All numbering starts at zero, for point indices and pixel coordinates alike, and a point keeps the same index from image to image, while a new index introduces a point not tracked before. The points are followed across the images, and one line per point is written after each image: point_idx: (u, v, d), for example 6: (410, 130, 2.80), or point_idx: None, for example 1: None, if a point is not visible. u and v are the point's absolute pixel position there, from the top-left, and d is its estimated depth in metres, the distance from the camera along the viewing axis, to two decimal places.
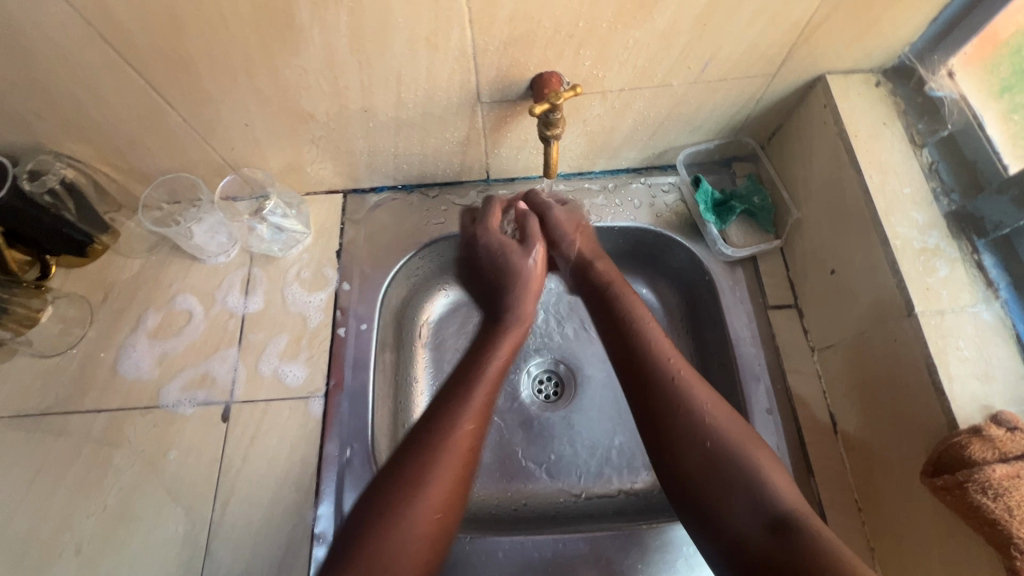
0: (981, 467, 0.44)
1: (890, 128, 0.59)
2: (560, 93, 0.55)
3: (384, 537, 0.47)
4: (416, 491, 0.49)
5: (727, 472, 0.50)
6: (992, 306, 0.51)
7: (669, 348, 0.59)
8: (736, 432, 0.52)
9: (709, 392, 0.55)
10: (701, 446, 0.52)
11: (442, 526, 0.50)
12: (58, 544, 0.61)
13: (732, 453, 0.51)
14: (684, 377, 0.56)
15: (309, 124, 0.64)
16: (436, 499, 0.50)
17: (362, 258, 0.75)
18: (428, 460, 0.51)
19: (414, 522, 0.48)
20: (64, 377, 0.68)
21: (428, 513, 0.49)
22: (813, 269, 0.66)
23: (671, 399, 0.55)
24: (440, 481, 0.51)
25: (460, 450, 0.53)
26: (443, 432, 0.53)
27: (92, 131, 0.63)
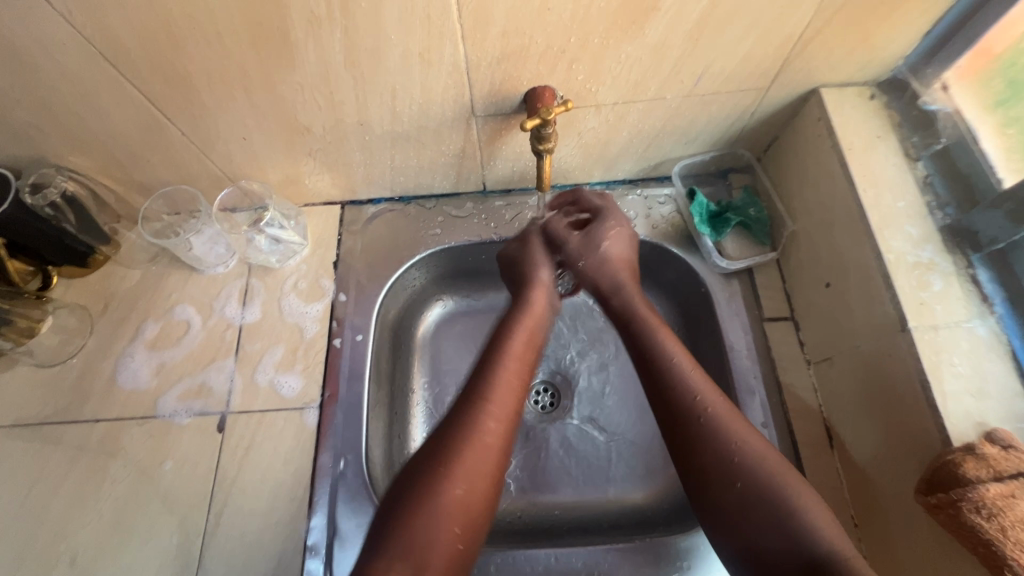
0: (974, 485, 0.43)
1: (884, 141, 0.59)
2: (550, 109, 0.56)
3: (411, 521, 0.46)
4: (441, 473, 0.49)
5: (759, 513, 0.49)
6: (987, 321, 0.50)
7: (697, 376, 0.57)
8: (769, 468, 0.50)
9: (740, 426, 0.53)
10: (734, 487, 0.51)
11: (473, 510, 0.49)
12: (54, 553, 0.61)
13: (764, 493, 0.49)
14: (716, 413, 0.54)
15: (306, 138, 0.65)
16: (461, 481, 0.49)
17: (358, 269, 0.75)
18: (453, 444, 0.51)
19: (442, 505, 0.47)
20: (63, 387, 0.69)
21: (455, 496, 0.48)
22: (809, 281, 0.66)
23: (700, 437, 0.53)
24: (465, 464, 0.50)
25: (485, 432, 0.52)
26: (467, 417, 0.53)
27: (93, 144, 0.63)
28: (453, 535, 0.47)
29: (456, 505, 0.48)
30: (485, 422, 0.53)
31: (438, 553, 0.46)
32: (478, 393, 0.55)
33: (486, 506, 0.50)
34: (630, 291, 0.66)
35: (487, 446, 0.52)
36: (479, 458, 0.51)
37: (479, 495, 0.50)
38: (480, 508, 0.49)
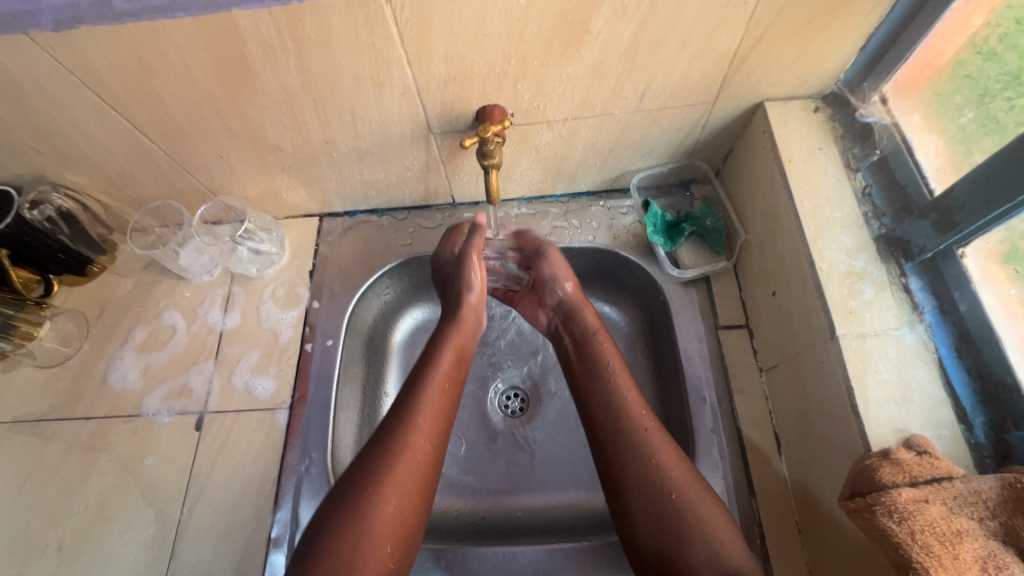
0: (888, 490, 0.44)
1: (825, 153, 0.60)
2: (487, 128, 0.59)
3: (341, 545, 0.49)
4: (370, 494, 0.51)
5: (684, 525, 0.51)
6: (915, 329, 0.51)
7: (639, 398, 0.60)
8: (696, 486, 0.54)
9: (672, 447, 0.56)
10: (668, 498, 0.53)
11: (403, 528, 0.52)
12: (43, 540, 0.66)
13: (694, 506, 0.52)
14: (655, 430, 0.57)
15: (278, 155, 0.70)
16: (391, 501, 0.52)
17: (332, 278, 0.79)
18: (384, 465, 0.53)
19: (370, 526, 0.50)
20: (59, 386, 0.75)
21: (384, 517, 0.51)
22: (759, 290, 0.67)
23: (638, 451, 0.56)
24: (394, 485, 0.53)
25: (412, 449, 0.55)
26: (396, 433, 0.56)
27: (85, 164, 0.69)
28: (383, 552, 0.50)
29: (385, 524, 0.51)
30: (411, 437, 0.56)
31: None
32: (406, 410, 0.58)
33: (413, 520, 0.53)
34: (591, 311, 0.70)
35: (415, 462, 0.55)
36: (407, 477, 0.54)
37: (408, 511, 0.53)
38: (408, 525, 0.52)
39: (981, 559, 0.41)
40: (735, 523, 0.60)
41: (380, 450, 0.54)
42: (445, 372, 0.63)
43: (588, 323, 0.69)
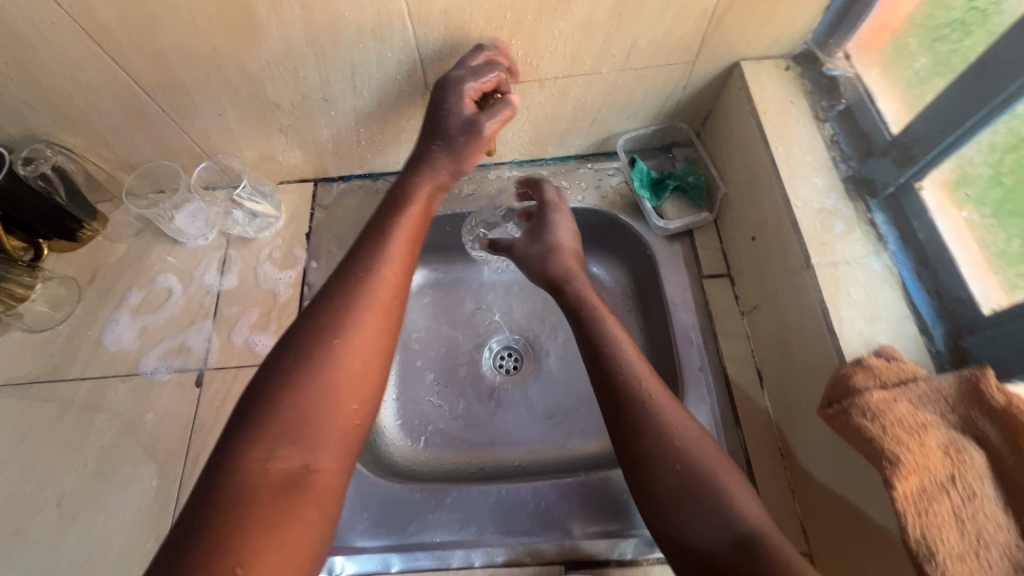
0: (861, 392, 0.49)
1: (796, 105, 0.65)
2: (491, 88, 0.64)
3: (302, 400, 0.46)
4: (332, 348, 0.48)
5: (697, 494, 0.49)
6: (881, 257, 0.56)
7: (645, 368, 0.58)
8: (704, 455, 0.51)
9: (678, 418, 0.54)
10: (673, 468, 0.51)
11: (370, 387, 0.49)
12: (41, 497, 0.66)
13: (704, 476, 0.50)
14: (657, 398, 0.55)
15: (277, 114, 0.71)
16: (356, 356, 0.49)
17: (330, 239, 0.81)
18: (338, 318, 0.50)
19: (335, 381, 0.47)
20: (53, 349, 0.75)
21: (351, 373, 0.48)
22: (739, 238, 0.72)
23: (638, 423, 0.54)
24: (358, 340, 0.50)
25: (376, 303, 0.52)
26: (355, 289, 0.52)
27: (80, 123, 0.70)
28: (348, 408, 0.47)
29: (351, 379, 0.48)
30: (376, 290, 0.53)
31: (334, 433, 0.46)
32: (369, 264, 0.55)
33: (379, 378, 0.51)
34: (580, 282, 0.68)
35: (379, 316, 0.52)
36: (365, 335, 0.50)
37: (375, 366, 0.50)
38: (374, 384, 0.50)
39: (943, 445, 0.46)
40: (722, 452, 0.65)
41: (335, 303, 0.51)
42: (407, 221, 0.59)
43: (581, 296, 0.66)
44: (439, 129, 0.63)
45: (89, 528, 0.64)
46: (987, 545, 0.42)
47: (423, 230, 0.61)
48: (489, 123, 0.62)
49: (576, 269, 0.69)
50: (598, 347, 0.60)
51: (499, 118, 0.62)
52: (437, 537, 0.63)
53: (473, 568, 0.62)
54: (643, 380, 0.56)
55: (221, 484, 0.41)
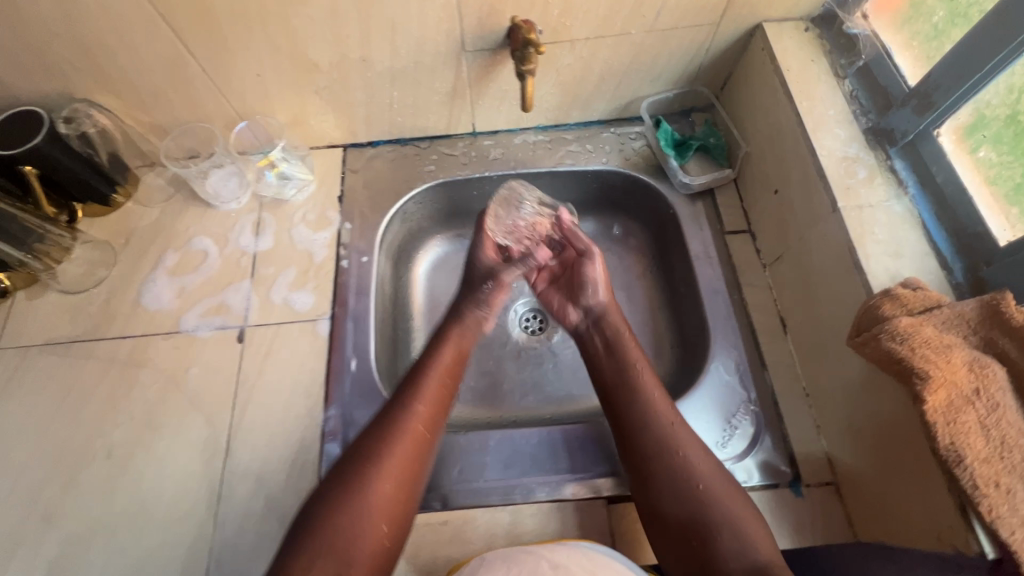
0: (891, 319, 0.52)
1: (817, 63, 0.69)
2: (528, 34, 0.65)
3: (342, 524, 0.52)
4: (370, 475, 0.55)
5: (711, 516, 0.54)
6: (901, 200, 0.60)
7: (663, 396, 0.63)
8: (720, 479, 0.56)
9: (695, 444, 0.59)
10: (693, 486, 0.55)
11: (401, 506, 0.56)
12: (90, 449, 0.67)
13: (721, 500, 0.54)
14: (678, 427, 0.60)
15: (314, 75, 0.73)
16: (388, 481, 0.55)
17: (362, 202, 0.83)
18: (382, 445, 0.57)
19: (370, 506, 0.54)
20: (92, 309, 0.76)
21: (383, 497, 0.55)
22: (760, 193, 0.76)
23: (664, 449, 0.58)
24: (391, 465, 0.56)
25: (410, 433, 0.59)
26: (396, 419, 0.59)
27: (120, 82, 0.70)
28: (380, 532, 0.53)
29: (384, 503, 0.54)
30: (411, 423, 0.59)
31: (366, 553, 0.52)
32: (407, 398, 0.61)
33: (411, 497, 0.57)
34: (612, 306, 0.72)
35: (412, 445, 0.58)
36: (401, 462, 0.57)
37: (405, 489, 0.57)
38: (404, 507, 0.56)
39: (968, 362, 0.49)
40: (750, 392, 0.69)
41: (379, 432, 0.58)
42: (443, 364, 0.66)
43: (613, 323, 0.70)
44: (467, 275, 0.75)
45: (141, 478, 0.66)
46: (1009, 448, 0.46)
47: (460, 370, 0.68)
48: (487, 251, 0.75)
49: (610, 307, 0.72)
50: (626, 385, 0.64)
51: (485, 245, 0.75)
52: (482, 477, 0.66)
53: (517, 503, 0.65)
54: (666, 410, 0.61)
55: None
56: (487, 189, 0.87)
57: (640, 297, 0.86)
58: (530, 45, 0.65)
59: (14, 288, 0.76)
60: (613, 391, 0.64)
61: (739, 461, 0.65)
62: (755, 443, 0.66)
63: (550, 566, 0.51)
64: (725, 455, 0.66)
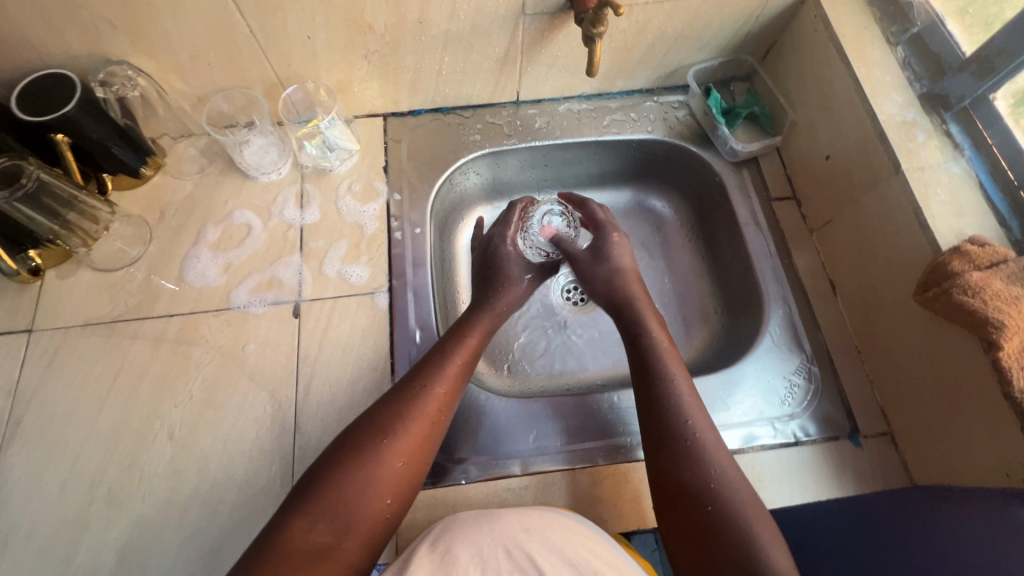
0: (962, 274, 0.55)
1: (870, 31, 0.71)
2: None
3: (346, 490, 0.51)
4: (380, 449, 0.54)
5: (723, 530, 0.50)
6: (959, 162, 0.63)
7: (697, 403, 0.59)
8: (742, 497, 0.52)
9: (724, 456, 0.55)
10: (703, 509, 0.52)
11: (405, 486, 0.54)
12: (150, 431, 0.64)
13: (738, 515, 0.51)
14: (703, 441, 0.56)
15: (367, 38, 0.70)
16: (398, 459, 0.54)
17: (410, 172, 0.81)
18: (398, 423, 0.56)
19: (375, 481, 0.52)
20: (132, 287, 0.72)
21: (390, 473, 0.53)
22: (809, 159, 0.78)
23: (681, 451, 0.55)
24: (402, 443, 0.55)
25: (425, 415, 0.58)
26: (414, 399, 0.58)
27: (159, 43, 0.66)
28: (380, 506, 0.52)
29: (389, 481, 0.53)
30: (428, 407, 0.58)
31: (362, 525, 0.51)
32: (426, 379, 0.60)
33: (413, 483, 0.55)
34: (640, 305, 0.70)
35: (423, 429, 0.57)
36: (410, 444, 0.56)
37: (412, 471, 0.55)
38: (406, 490, 0.54)
39: None
40: (806, 350, 0.72)
41: (397, 410, 0.57)
42: (467, 348, 0.65)
43: (637, 322, 0.68)
44: (487, 262, 0.76)
45: (206, 458, 0.63)
46: None
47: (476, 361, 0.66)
48: (509, 244, 0.76)
49: (639, 296, 0.71)
50: (654, 378, 0.61)
51: (509, 237, 0.77)
52: (556, 441, 0.67)
53: (597, 465, 0.65)
54: (693, 415, 0.57)
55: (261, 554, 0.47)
56: (530, 160, 0.87)
57: (683, 265, 0.88)
58: (606, 6, 0.62)
59: (45, 267, 0.71)
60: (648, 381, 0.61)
61: (801, 416, 0.68)
62: (814, 399, 0.69)
63: (522, 529, 0.52)
64: (790, 411, 0.69)
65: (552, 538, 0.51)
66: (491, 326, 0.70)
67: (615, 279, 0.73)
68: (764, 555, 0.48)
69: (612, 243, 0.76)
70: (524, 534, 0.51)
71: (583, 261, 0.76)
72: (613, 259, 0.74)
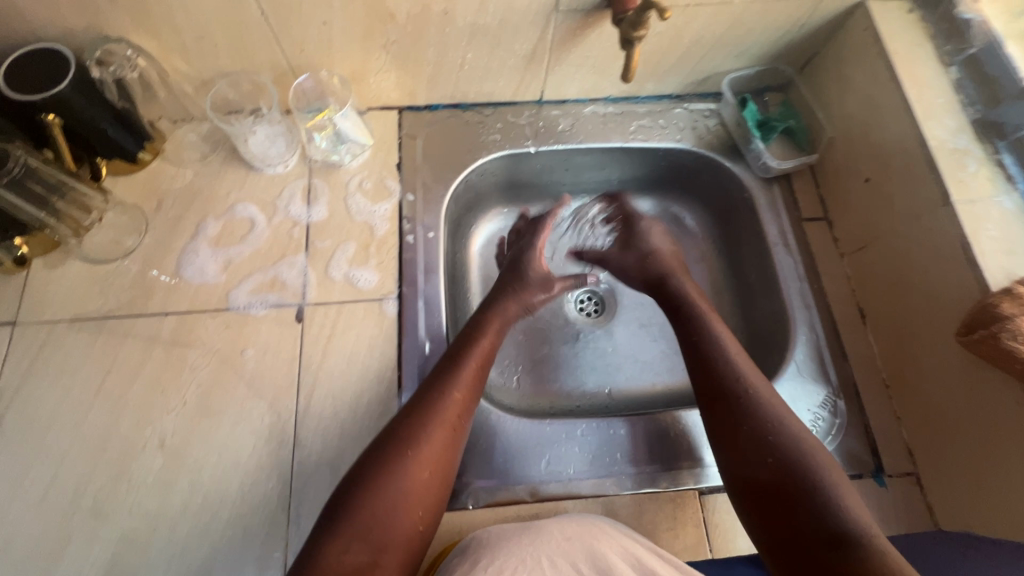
0: (1012, 318, 0.52)
1: (922, 49, 0.67)
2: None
3: (376, 505, 0.49)
4: (405, 459, 0.51)
5: (795, 479, 0.49)
6: (1012, 196, 0.60)
7: (748, 363, 0.59)
8: (806, 448, 0.51)
9: (782, 407, 0.55)
10: (765, 463, 0.51)
11: (435, 494, 0.52)
12: (140, 438, 0.61)
13: (806, 461, 0.50)
14: (758, 395, 0.55)
15: (387, 27, 0.65)
16: (425, 468, 0.52)
17: (424, 171, 0.76)
18: (420, 432, 0.53)
19: (404, 492, 0.50)
20: (124, 281, 0.67)
21: (419, 482, 0.51)
22: (844, 180, 0.74)
23: (733, 415, 0.55)
24: (425, 452, 0.52)
25: (446, 420, 0.55)
26: (433, 405, 0.55)
27: (162, 21, 0.61)
28: (414, 519, 0.50)
29: (418, 492, 0.51)
30: (447, 412, 0.55)
31: (399, 538, 0.49)
32: (443, 383, 0.57)
33: (441, 489, 0.53)
34: (684, 278, 0.70)
35: (448, 434, 0.55)
36: (434, 450, 0.53)
37: (440, 479, 0.53)
38: (435, 498, 0.52)
39: None
40: (833, 382, 0.68)
41: (417, 418, 0.54)
42: (479, 352, 0.61)
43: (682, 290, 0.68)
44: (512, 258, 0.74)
45: (198, 470, 0.60)
46: None
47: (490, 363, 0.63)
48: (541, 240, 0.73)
49: (676, 269, 0.71)
50: (702, 339, 0.61)
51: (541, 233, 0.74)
52: (571, 469, 0.63)
53: (609, 496, 0.62)
54: (746, 373, 0.57)
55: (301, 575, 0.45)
56: (552, 163, 0.82)
57: (704, 280, 0.84)
58: (649, 9, 0.58)
59: (31, 256, 0.67)
60: (697, 348, 0.61)
61: None
62: (838, 433, 0.66)
63: (563, 538, 0.53)
64: None
65: (595, 544, 0.52)
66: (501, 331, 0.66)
67: (647, 258, 0.73)
68: (836, 505, 0.47)
69: (644, 232, 0.76)
70: (566, 542, 0.52)
71: (614, 257, 0.75)
72: (643, 244, 0.74)
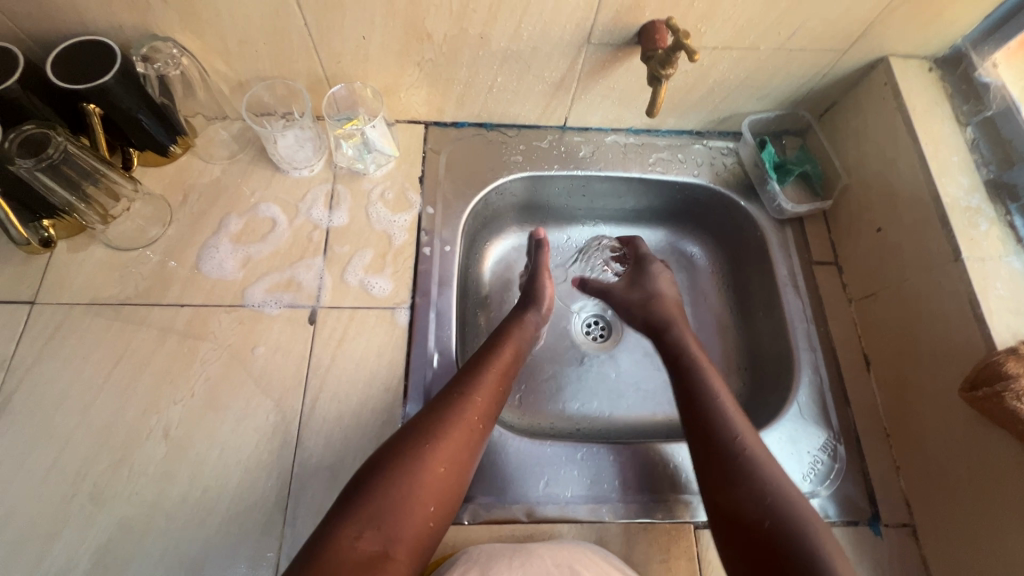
0: (1016, 378, 0.52)
1: (939, 107, 0.69)
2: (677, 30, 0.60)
3: (391, 494, 0.49)
4: (422, 452, 0.52)
5: (791, 538, 0.49)
6: (1021, 257, 0.61)
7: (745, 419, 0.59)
8: (801, 509, 0.51)
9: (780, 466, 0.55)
10: (763, 517, 0.51)
11: (447, 492, 0.52)
12: (145, 426, 0.61)
13: (801, 522, 0.50)
14: (757, 452, 0.56)
15: (423, 45, 0.67)
16: (440, 463, 0.52)
17: (446, 186, 0.78)
18: (438, 431, 0.54)
19: (418, 486, 0.50)
20: (143, 270, 0.68)
21: (433, 478, 0.51)
22: (856, 228, 0.76)
23: (733, 446, 0.56)
24: (442, 449, 0.53)
25: (465, 422, 0.56)
26: (454, 407, 0.56)
27: (209, 24, 0.63)
28: (425, 515, 0.50)
29: (432, 486, 0.51)
30: (466, 413, 0.56)
31: (409, 531, 0.49)
32: (464, 388, 0.59)
33: (455, 490, 0.53)
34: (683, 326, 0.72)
35: (465, 435, 0.55)
36: (450, 450, 0.54)
37: (453, 477, 0.53)
38: (447, 499, 0.52)
39: None
40: (834, 427, 0.68)
41: (438, 416, 0.55)
42: (500, 365, 0.63)
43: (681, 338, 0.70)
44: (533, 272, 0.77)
45: (200, 463, 0.60)
46: None
47: (512, 376, 0.64)
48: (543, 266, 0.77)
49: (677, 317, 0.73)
50: (702, 389, 0.62)
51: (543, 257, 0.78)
52: (568, 492, 0.64)
53: (605, 523, 0.62)
54: (744, 429, 0.58)
55: (310, 555, 0.45)
56: (570, 187, 0.84)
57: (710, 314, 0.85)
58: (679, 50, 0.60)
59: (56, 238, 0.68)
60: (698, 398, 0.61)
61: (822, 496, 0.65)
62: (836, 478, 0.66)
63: (553, 564, 0.53)
64: (811, 489, 0.65)
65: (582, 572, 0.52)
66: (523, 345, 0.68)
67: (651, 302, 0.75)
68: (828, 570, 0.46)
69: (650, 274, 0.79)
70: (556, 569, 0.52)
71: (619, 290, 0.79)
72: (648, 285, 0.78)
